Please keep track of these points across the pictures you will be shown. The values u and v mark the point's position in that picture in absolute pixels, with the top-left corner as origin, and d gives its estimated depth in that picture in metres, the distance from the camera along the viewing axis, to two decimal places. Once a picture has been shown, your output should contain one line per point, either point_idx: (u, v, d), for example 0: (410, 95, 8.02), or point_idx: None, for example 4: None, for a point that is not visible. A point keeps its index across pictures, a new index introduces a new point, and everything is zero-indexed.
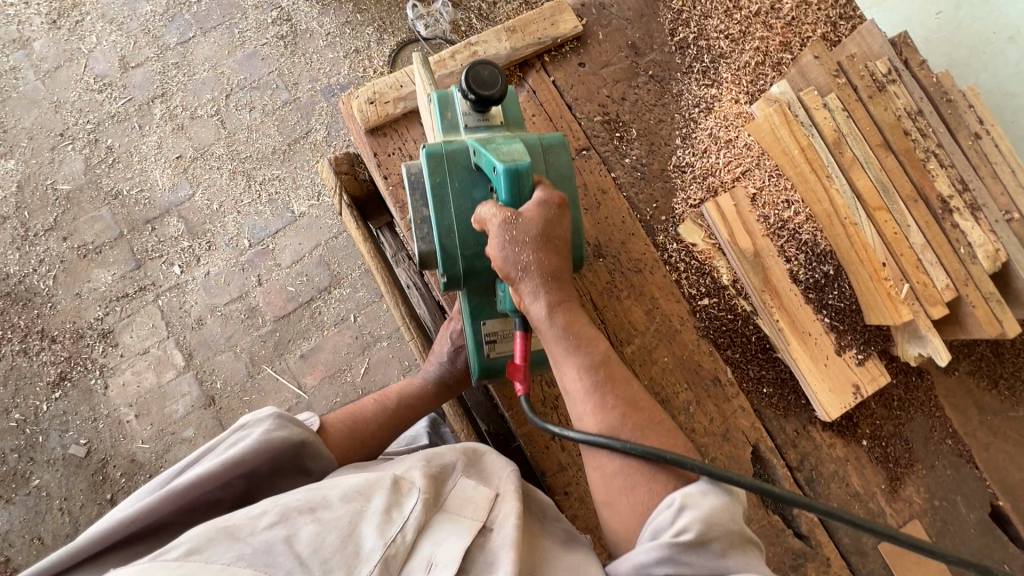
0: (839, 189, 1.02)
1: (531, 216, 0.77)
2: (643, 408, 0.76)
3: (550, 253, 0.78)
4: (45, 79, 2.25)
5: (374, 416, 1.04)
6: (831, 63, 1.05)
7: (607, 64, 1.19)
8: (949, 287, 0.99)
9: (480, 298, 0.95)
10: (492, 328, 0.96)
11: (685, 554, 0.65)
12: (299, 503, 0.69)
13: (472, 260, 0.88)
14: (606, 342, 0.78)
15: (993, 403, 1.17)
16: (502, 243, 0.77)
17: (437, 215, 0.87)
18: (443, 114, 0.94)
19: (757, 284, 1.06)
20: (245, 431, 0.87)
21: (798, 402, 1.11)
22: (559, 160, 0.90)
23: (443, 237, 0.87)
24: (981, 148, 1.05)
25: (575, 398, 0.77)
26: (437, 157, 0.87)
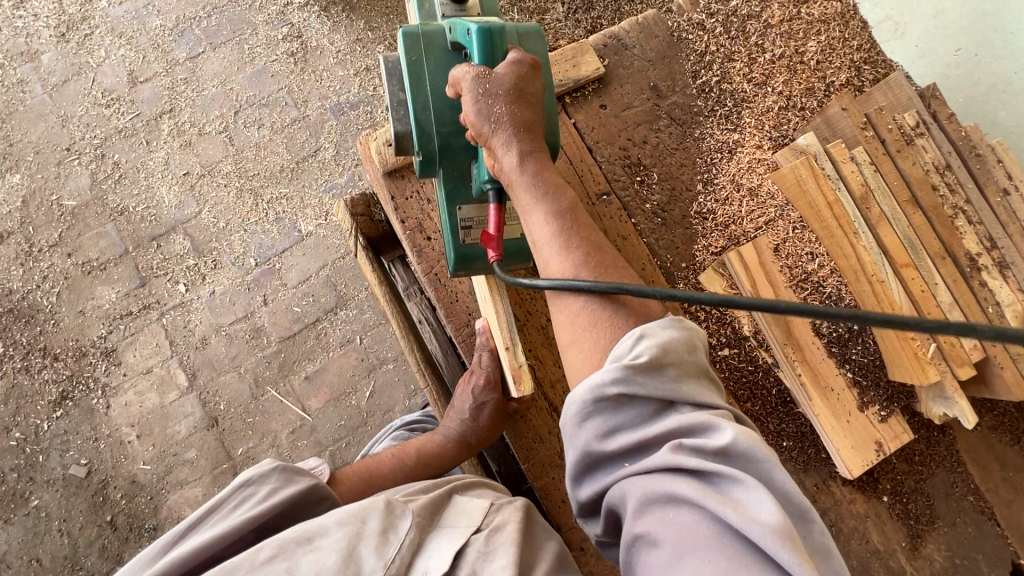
0: (866, 246, 0.99)
1: (502, 72, 0.78)
2: (609, 254, 0.74)
3: (521, 105, 0.78)
4: (53, 92, 2.22)
5: (391, 471, 1.01)
6: (858, 116, 1.05)
7: (628, 106, 1.17)
8: (977, 348, 0.97)
9: (456, 185, 0.93)
10: (467, 213, 0.93)
11: (640, 377, 0.60)
12: (296, 534, 0.71)
13: (450, 139, 0.88)
14: (573, 193, 0.76)
15: (1015, 458, 1.14)
16: (473, 95, 0.77)
17: (415, 92, 0.87)
18: (421, 6, 0.97)
19: (780, 336, 1.05)
20: (251, 487, 0.86)
21: (818, 455, 1.10)
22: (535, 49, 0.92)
23: (419, 112, 0.87)
24: (1009, 204, 1.03)
25: (541, 244, 0.74)
26: (414, 37, 0.88)
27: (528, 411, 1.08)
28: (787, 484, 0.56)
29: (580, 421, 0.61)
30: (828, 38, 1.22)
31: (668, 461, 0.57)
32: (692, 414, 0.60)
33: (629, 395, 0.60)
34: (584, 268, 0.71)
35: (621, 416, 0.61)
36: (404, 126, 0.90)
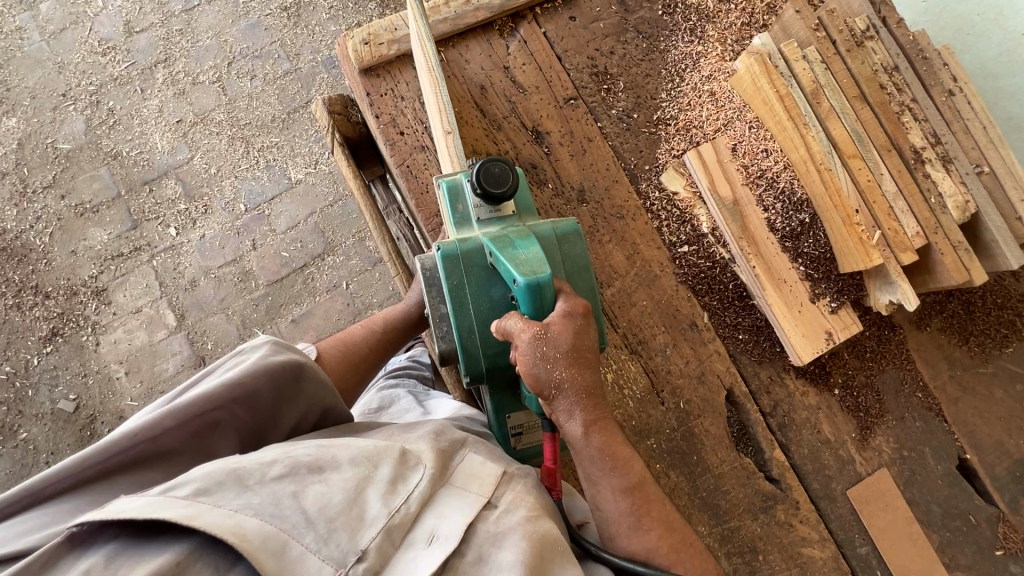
0: (815, 137, 1.05)
1: (559, 331, 0.76)
2: (677, 528, 0.78)
3: (582, 368, 0.77)
4: (50, 40, 2.28)
5: (363, 341, 1.08)
6: (811, 18, 1.08)
7: (597, 19, 1.22)
8: (919, 235, 1.02)
9: (504, 395, 0.96)
10: (517, 421, 0.98)
11: None
12: (309, 460, 0.70)
13: (495, 359, 0.89)
14: (641, 465, 0.79)
15: (963, 358, 1.19)
16: (533, 358, 0.76)
17: (457, 316, 0.88)
18: (454, 207, 0.95)
19: (734, 230, 1.10)
20: (243, 357, 0.89)
21: (772, 349, 1.14)
22: (575, 252, 0.91)
23: (463, 335, 0.88)
24: (953, 103, 1.08)
25: (609, 517, 0.78)
26: (454, 259, 0.88)
27: None
28: None
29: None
30: None
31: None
32: None
33: None
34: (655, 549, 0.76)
35: None
36: (448, 345, 0.91)
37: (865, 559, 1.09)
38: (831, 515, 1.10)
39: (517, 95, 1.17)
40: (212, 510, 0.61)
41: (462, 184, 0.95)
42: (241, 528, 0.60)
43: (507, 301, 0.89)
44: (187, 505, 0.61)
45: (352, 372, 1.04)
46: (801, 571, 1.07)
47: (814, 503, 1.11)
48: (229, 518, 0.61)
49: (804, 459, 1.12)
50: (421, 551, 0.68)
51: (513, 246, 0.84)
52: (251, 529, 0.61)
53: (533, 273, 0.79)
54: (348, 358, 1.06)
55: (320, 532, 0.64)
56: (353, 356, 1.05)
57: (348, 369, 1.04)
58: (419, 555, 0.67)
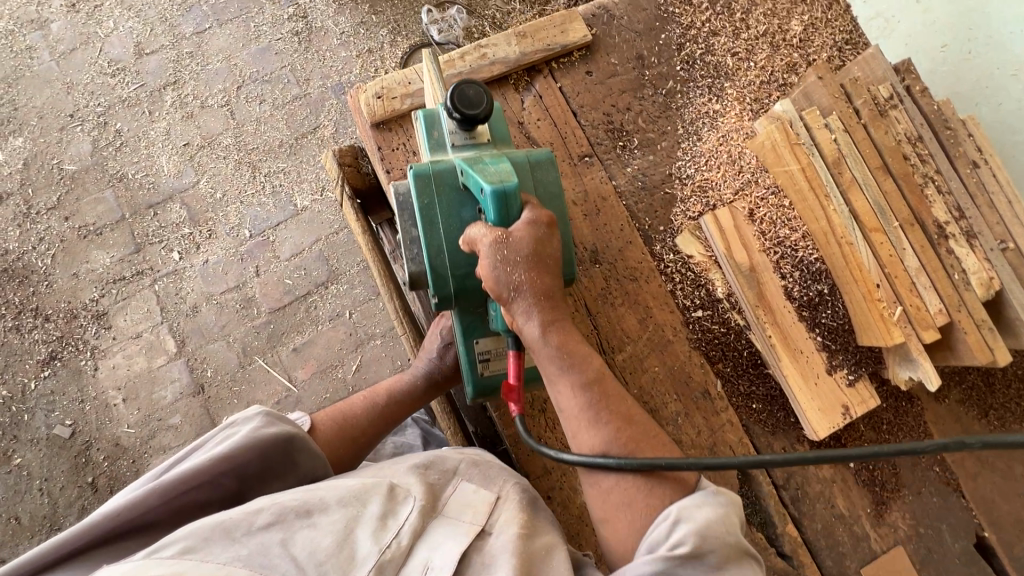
0: (836, 209, 1.02)
1: (520, 236, 0.78)
2: (637, 422, 0.76)
3: (541, 271, 0.78)
4: (60, 60, 2.27)
5: (364, 413, 1.02)
6: (834, 86, 1.07)
7: (614, 74, 1.20)
8: (942, 312, 0.99)
9: (472, 318, 0.95)
10: (486, 346, 0.95)
11: (681, 568, 0.64)
12: (297, 505, 0.72)
13: (463, 280, 0.88)
14: (599, 359, 0.78)
15: (982, 432, 1.16)
16: (492, 262, 0.77)
17: (426, 234, 0.87)
18: (429, 134, 0.94)
19: (751, 298, 1.07)
20: (235, 428, 0.85)
21: (787, 420, 1.11)
22: (547, 178, 0.91)
23: (432, 255, 0.87)
24: (978, 176, 1.05)
25: (568, 416, 0.77)
26: (426, 179, 0.88)
27: None
28: None
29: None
30: (812, 18, 1.24)
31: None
32: None
33: None
34: (615, 442, 0.74)
35: None
36: (419, 267, 0.92)
37: None
38: None
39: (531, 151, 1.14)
40: (199, 566, 0.63)
41: (438, 112, 0.94)
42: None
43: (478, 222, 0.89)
44: (176, 563, 0.63)
45: (347, 448, 0.97)
46: None
47: None
48: (217, 572, 0.63)
49: (817, 534, 1.09)
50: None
51: (483, 162, 0.85)
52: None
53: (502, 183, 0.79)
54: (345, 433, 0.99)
55: None
56: (349, 432, 0.98)
57: (342, 445, 0.96)
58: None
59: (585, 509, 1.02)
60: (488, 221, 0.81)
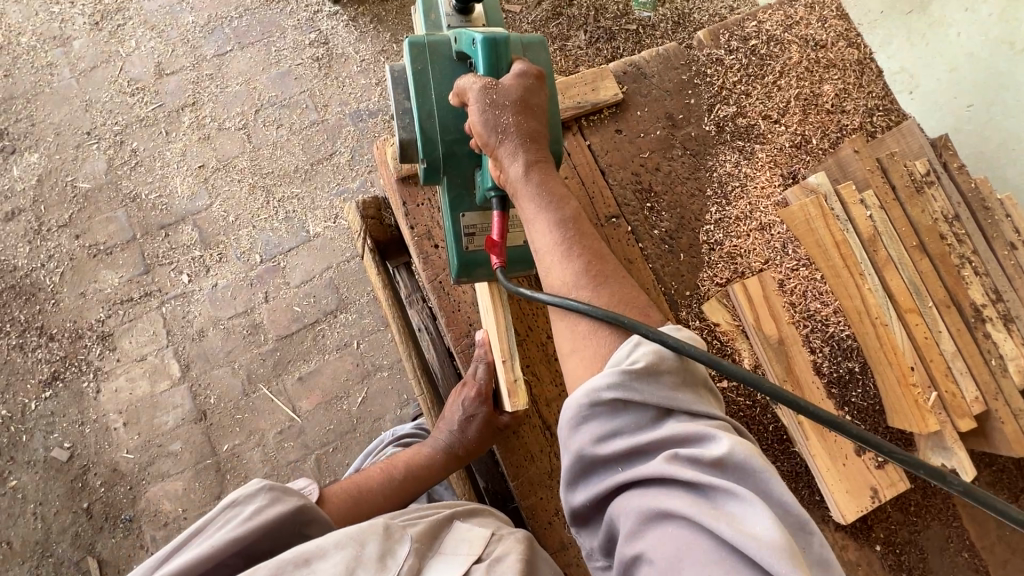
0: (870, 289, 1.00)
1: (509, 83, 0.80)
2: (609, 262, 0.74)
3: (528, 118, 0.80)
4: (81, 77, 2.27)
5: (380, 487, 0.97)
6: (870, 160, 1.05)
7: (644, 133, 1.18)
8: (978, 400, 0.96)
9: (459, 190, 0.95)
10: (470, 220, 0.95)
11: (635, 382, 0.61)
12: (294, 556, 0.70)
13: (453, 146, 0.90)
14: (577, 203, 0.77)
15: (1012, 517, 1.12)
16: (482, 107, 0.79)
17: (419, 98, 0.89)
18: (427, 16, 1.01)
19: (779, 373, 1.03)
20: (238, 510, 0.78)
21: (812, 498, 1.08)
22: (536, 60, 0.95)
23: (423, 119, 0.89)
24: (1017, 258, 1.03)
25: (542, 255, 0.75)
26: (420, 46, 0.91)
27: (522, 428, 1.04)
28: (783, 496, 0.55)
29: (576, 423, 0.61)
30: (845, 82, 1.23)
31: (665, 473, 0.56)
32: (687, 423, 0.60)
33: (624, 401, 0.60)
34: (585, 279, 0.72)
35: (618, 423, 0.61)
36: (410, 134, 0.92)
37: None
38: None
39: None
40: None
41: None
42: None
43: None
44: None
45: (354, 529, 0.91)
46: None
47: None
48: None
49: None
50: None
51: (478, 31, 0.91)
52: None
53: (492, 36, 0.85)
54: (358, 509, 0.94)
55: None
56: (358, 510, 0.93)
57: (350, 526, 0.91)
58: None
59: None
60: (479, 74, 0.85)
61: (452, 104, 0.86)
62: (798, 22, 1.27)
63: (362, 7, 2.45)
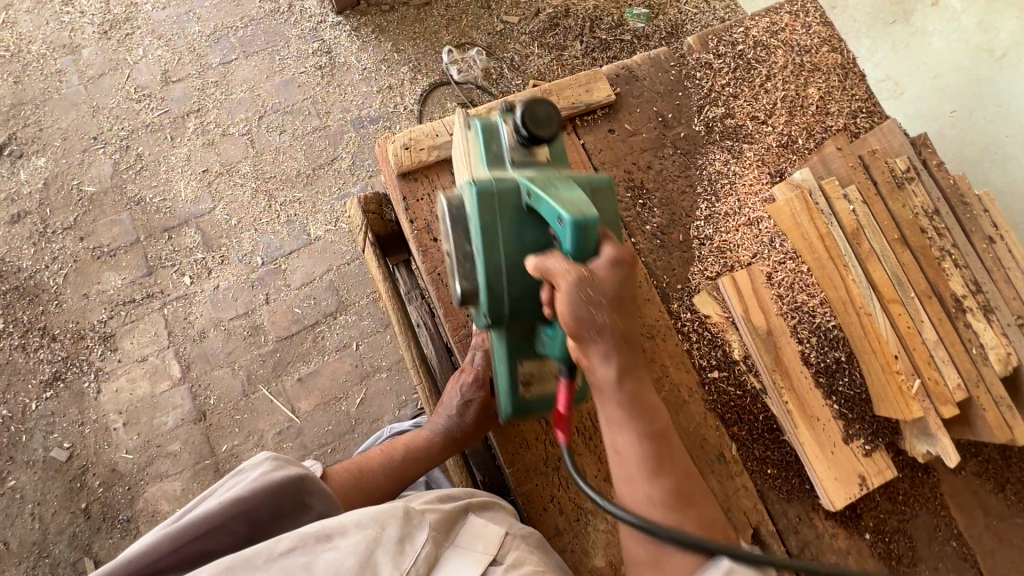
0: (854, 279, 1.03)
1: (604, 277, 0.74)
2: (688, 485, 0.75)
3: (622, 314, 0.74)
4: (89, 84, 2.32)
5: (381, 467, 1.00)
6: (852, 157, 1.09)
7: (636, 133, 1.23)
8: (960, 388, 0.99)
9: (521, 338, 0.92)
10: (529, 369, 0.94)
11: None
12: (316, 531, 0.74)
13: (520, 302, 0.88)
14: (665, 415, 0.76)
15: (999, 506, 1.14)
16: (573, 299, 0.72)
17: (487, 253, 0.85)
18: (488, 146, 0.93)
19: (768, 363, 1.07)
20: (245, 474, 0.83)
21: (801, 486, 1.09)
22: (607, 206, 0.88)
23: (490, 274, 0.86)
24: (994, 251, 1.07)
25: (625, 462, 0.74)
26: (488, 195, 0.84)
27: (517, 415, 1.06)
28: None
29: None
30: (829, 85, 1.28)
31: None
32: None
33: None
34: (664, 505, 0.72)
35: None
36: (471, 284, 0.89)
37: None
38: None
39: None
40: None
41: (499, 125, 0.94)
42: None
43: (541, 242, 0.87)
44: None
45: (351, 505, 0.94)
46: None
47: None
48: None
49: None
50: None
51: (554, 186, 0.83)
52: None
53: (579, 212, 0.76)
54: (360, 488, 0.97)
55: None
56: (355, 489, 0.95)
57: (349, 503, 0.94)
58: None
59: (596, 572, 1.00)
60: (562, 250, 0.78)
61: (527, 268, 0.80)
62: (784, 28, 1.32)
63: (365, 17, 2.51)
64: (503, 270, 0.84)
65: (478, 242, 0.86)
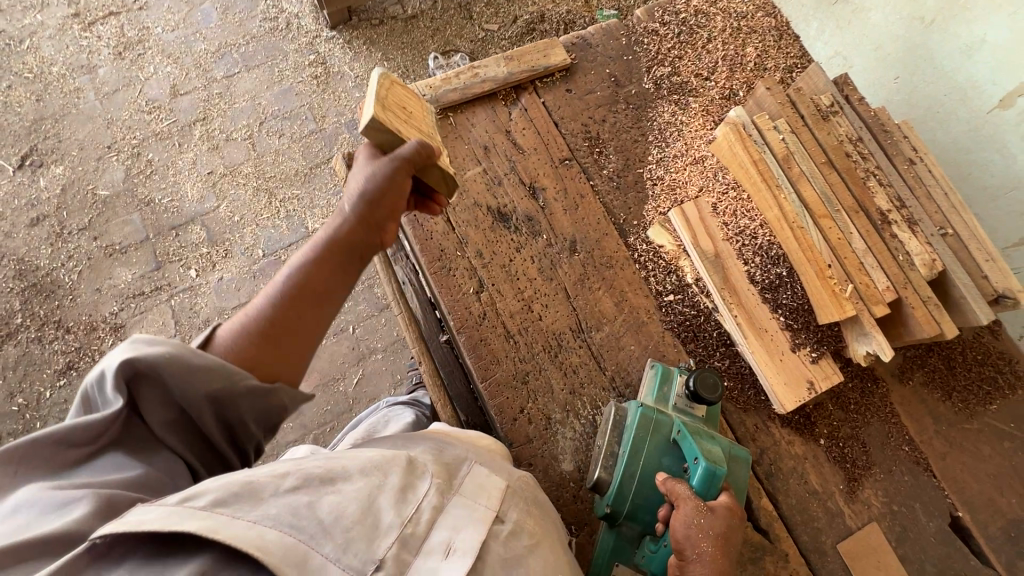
0: (787, 198, 1.14)
1: (720, 516, 0.85)
2: None
3: (725, 552, 0.83)
4: (104, 99, 2.52)
5: (276, 315, 0.76)
6: (781, 95, 1.22)
7: (591, 92, 1.37)
8: (889, 289, 1.08)
9: (625, 542, 1.00)
10: (622, 574, 0.98)
11: None
12: (321, 472, 0.67)
13: (636, 511, 0.97)
14: None
15: (948, 413, 1.21)
16: (689, 523, 0.84)
17: (629, 459, 0.98)
18: (659, 386, 1.09)
19: (717, 281, 1.17)
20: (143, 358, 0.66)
21: (757, 397, 1.17)
22: (738, 477, 0.98)
23: (624, 479, 0.98)
24: (915, 172, 1.18)
25: None
26: (649, 418, 1.01)
27: (489, 334, 1.16)
28: None
29: None
30: (765, 45, 1.42)
31: None
32: None
33: None
34: None
35: None
36: (606, 475, 1.00)
37: None
38: (821, 569, 1.10)
39: (516, 155, 1.29)
40: (232, 522, 0.58)
41: (674, 372, 1.11)
42: (262, 542, 0.58)
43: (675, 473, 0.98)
44: (205, 518, 0.58)
45: (269, 347, 0.75)
46: None
47: (803, 557, 1.10)
48: (249, 530, 0.58)
49: (791, 509, 1.13)
50: (437, 562, 0.65)
51: (703, 435, 0.97)
52: (271, 541, 0.58)
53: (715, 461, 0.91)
54: (260, 348, 0.75)
55: (336, 541, 0.62)
56: (260, 325, 0.76)
57: (264, 347, 0.75)
58: (436, 567, 0.65)
59: (564, 475, 1.08)
60: (691, 484, 0.91)
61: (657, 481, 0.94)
62: None
63: (356, 31, 2.72)
64: (637, 477, 0.96)
65: (625, 447, 1.00)
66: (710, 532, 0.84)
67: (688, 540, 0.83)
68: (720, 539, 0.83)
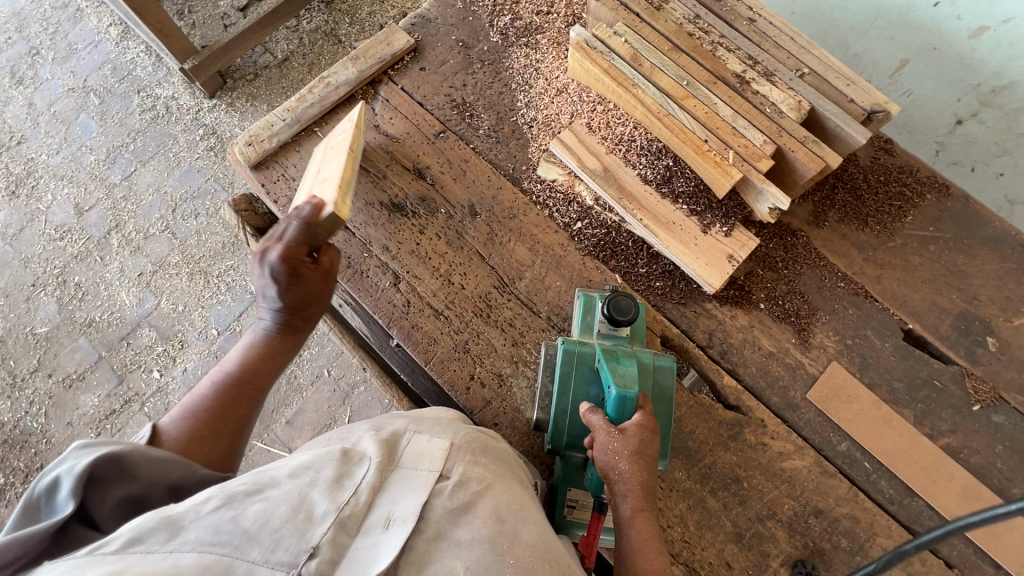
0: (645, 92, 1.17)
1: (631, 432, 0.88)
2: None
3: (641, 466, 0.87)
4: (13, 242, 2.50)
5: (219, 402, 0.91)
6: (612, 2, 1.24)
7: (444, 62, 1.38)
8: (767, 142, 1.10)
9: (575, 469, 1.03)
10: (574, 495, 1.01)
11: None
12: (246, 487, 0.64)
13: (575, 441, 1.00)
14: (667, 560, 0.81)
15: (869, 238, 1.24)
16: (602, 448, 0.88)
17: (559, 397, 1.01)
18: (585, 317, 1.10)
19: (614, 193, 1.20)
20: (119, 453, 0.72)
21: (691, 288, 1.20)
22: (664, 386, 1.01)
23: (558, 416, 1.00)
24: (757, 27, 1.24)
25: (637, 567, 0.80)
26: (573, 355, 1.02)
27: (418, 319, 1.17)
28: None
29: None
30: None
31: None
32: None
33: None
34: None
35: None
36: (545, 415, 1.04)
37: (849, 455, 1.11)
38: (799, 422, 1.13)
39: (392, 145, 1.30)
40: (143, 558, 0.53)
41: (595, 300, 1.11)
42: (177, 568, 0.53)
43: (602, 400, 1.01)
44: (117, 559, 0.53)
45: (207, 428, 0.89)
46: (789, 485, 1.08)
47: (779, 416, 1.13)
48: (164, 561, 0.54)
49: (755, 378, 1.15)
50: (378, 537, 0.64)
51: (620, 360, 0.98)
52: (189, 564, 0.54)
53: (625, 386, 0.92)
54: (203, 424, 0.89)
55: (263, 544, 0.58)
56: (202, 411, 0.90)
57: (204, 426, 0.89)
58: (378, 541, 0.63)
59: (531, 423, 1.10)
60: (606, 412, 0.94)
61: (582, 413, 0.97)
62: None
63: (235, 91, 2.69)
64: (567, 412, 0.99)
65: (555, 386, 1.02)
66: (624, 449, 0.87)
67: (607, 462, 0.87)
68: (634, 452, 0.87)
